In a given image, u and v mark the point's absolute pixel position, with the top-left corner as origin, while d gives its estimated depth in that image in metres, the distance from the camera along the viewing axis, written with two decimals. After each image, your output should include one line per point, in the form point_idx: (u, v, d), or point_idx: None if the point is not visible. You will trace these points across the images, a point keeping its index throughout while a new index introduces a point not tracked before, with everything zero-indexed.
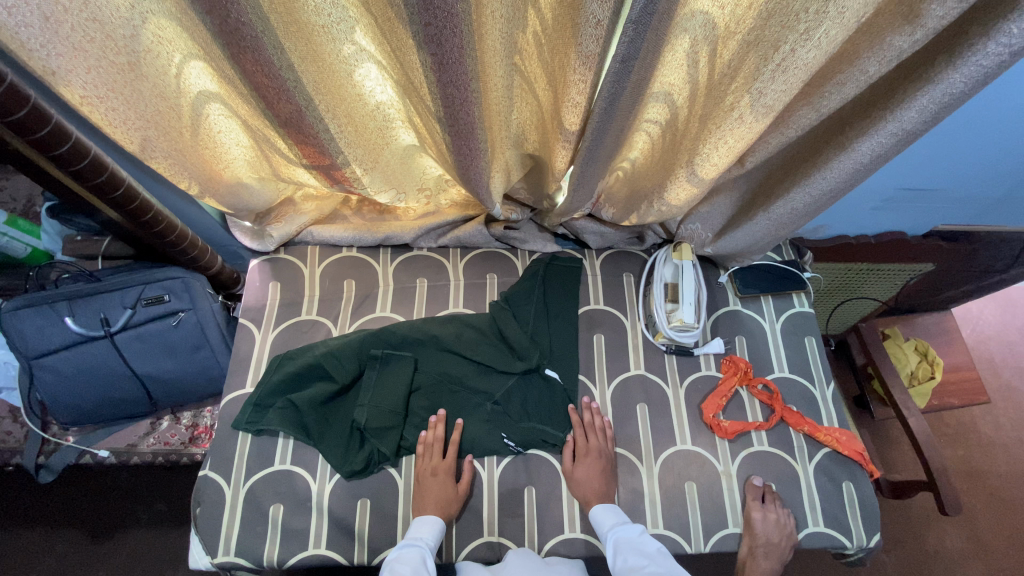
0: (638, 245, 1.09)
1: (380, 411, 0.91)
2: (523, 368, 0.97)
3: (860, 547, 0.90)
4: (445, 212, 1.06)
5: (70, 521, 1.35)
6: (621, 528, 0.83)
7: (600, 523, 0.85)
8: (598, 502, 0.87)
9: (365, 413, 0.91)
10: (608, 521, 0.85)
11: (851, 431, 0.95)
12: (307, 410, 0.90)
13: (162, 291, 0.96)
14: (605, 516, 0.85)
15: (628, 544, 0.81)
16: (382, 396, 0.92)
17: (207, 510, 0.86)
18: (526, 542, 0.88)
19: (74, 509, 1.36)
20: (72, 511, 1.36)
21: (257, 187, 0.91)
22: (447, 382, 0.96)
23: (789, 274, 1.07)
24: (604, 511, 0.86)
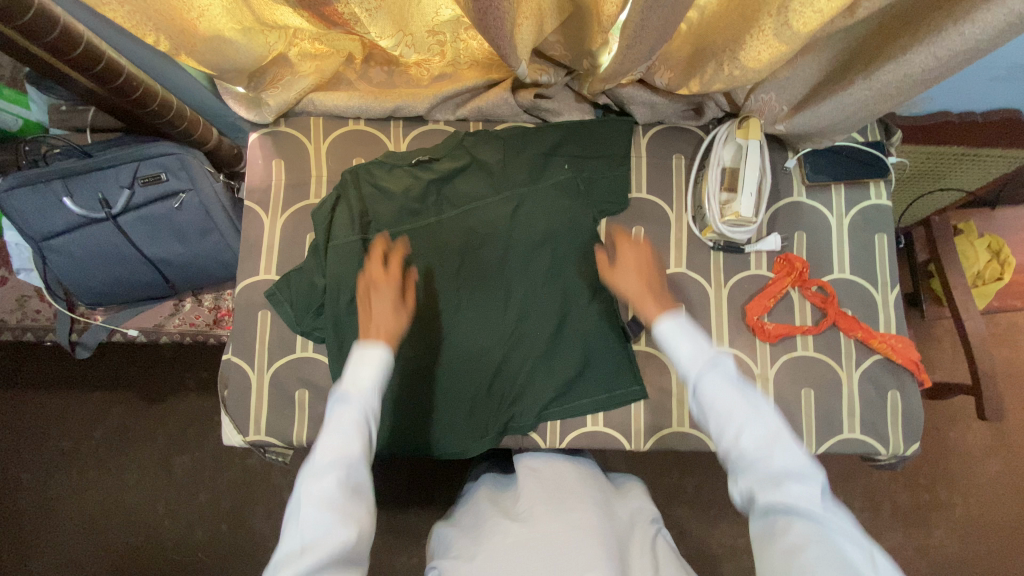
0: (694, 119, 0.92)
1: (463, 212, 0.89)
2: (571, 375, 0.86)
3: (894, 455, 0.87)
4: (463, 74, 0.92)
5: (125, 385, 1.46)
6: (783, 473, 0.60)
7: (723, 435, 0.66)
8: (671, 324, 0.74)
9: (448, 217, 0.89)
10: (690, 352, 0.71)
11: (909, 339, 0.87)
12: (370, 206, 0.88)
13: (158, 169, 0.87)
14: (687, 348, 0.71)
15: (719, 375, 0.67)
16: (439, 250, 0.88)
17: (234, 393, 0.87)
18: (548, 436, 0.88)
19: (127, 374, 1.46)
20: (125, 376, 1.46)
21: (242, 40, 0.76)
22: (546, 188, 0.89)
23: (872, 159, 0.91)
24: (682, 337, 0.72)
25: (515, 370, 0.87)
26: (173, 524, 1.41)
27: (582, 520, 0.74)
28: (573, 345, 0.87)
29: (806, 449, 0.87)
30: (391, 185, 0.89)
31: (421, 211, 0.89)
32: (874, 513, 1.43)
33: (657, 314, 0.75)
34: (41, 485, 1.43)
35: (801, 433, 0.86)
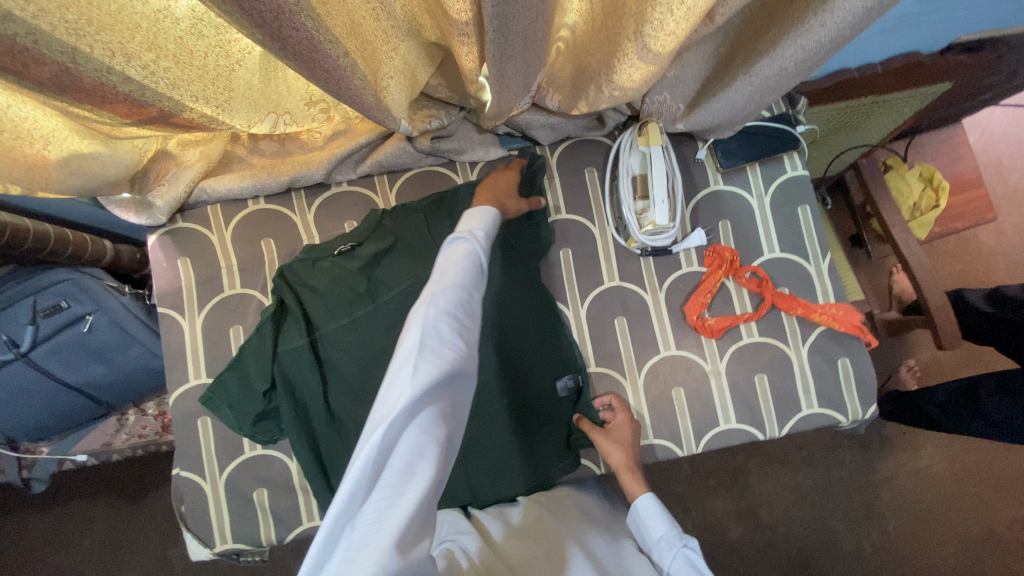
0: (599, 128, 0.90)
1: (400, 294, 0.83)
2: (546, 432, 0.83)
3: (855, 420, 0.88)
4: (357, 128, 0.86)
5: (102, 491, 1.37)
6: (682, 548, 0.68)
7: (655, 533, 0.72)
8: (648, 503, 0.74)
9: (386, 301, 0.83)
10: (663, 532, 0.71)
11: (850, 304, 0.86)
12: (308, 305, 0.84)
13: (57, 298, 0.82)
14: (662, 529, 0.71)
15: (686, 566, 0.66)
16: (385, 334, 0.82)
17: (192, 507, 0.84)
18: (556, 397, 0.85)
19: (101, 479, 1.38)
20: (101, 482, 1.37)
21: (105, 152, 0.71)
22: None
23: (780, 132, 0.90)
24: (658, 519, 0.72)
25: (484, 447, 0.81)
26: None
27: (586, 534, 0.71)
28: (537, 407, 0.83)
29: (770, 434, 0.87)
30: (320, 282, 0.84)
31: (355, 301, 0.83)
32: (862, 449, 1.46)
33: (639, 491, 0.76)
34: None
35: (762, 419, 0.86)
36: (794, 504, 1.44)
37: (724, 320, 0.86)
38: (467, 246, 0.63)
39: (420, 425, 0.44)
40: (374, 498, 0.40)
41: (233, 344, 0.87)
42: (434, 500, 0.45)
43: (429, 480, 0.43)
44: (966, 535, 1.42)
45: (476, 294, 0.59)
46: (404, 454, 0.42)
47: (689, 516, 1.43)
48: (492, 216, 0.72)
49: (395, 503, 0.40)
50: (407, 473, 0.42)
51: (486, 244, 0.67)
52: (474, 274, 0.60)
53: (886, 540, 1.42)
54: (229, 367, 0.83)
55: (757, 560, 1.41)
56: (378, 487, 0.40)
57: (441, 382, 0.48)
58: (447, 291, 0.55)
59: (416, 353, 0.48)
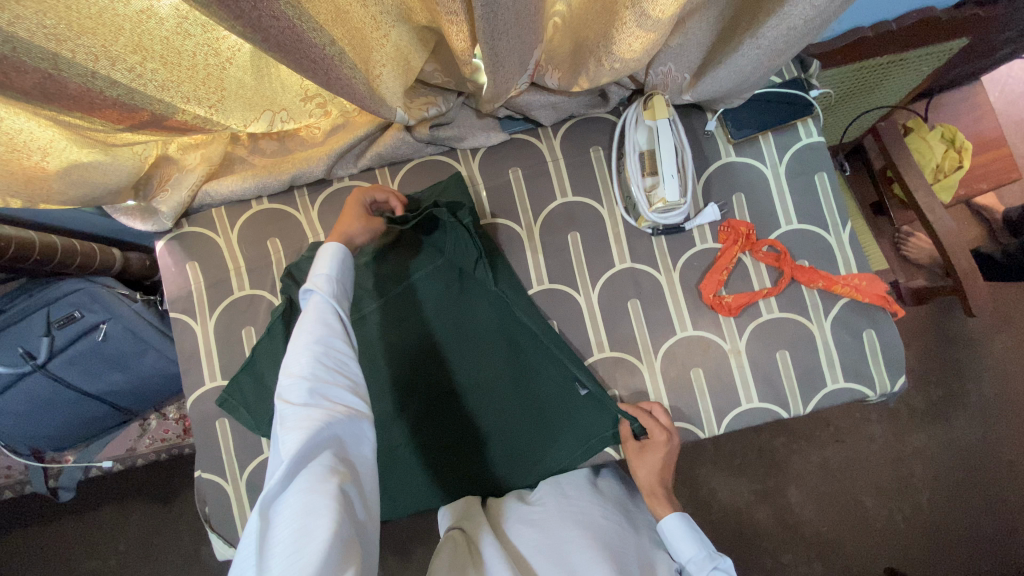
0: (603, 106, 0.87)
1: (408, 292, 0.87)
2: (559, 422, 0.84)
3: (883, 393, 0.84)
4: (356, 122, 0.85)
5: (133, 493, 1.40)
6: (714, 568, 0.68)
7: (684, 554, 0.71)
8: (676, 520, 0.73)
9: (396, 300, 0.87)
10: (694, 555, 0.70)
11: (872, 274, 0.83)
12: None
13: (70, 308, 0.83)
14: (692, 551, 0.70)
15: None
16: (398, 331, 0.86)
17: (216, 508, 0.85)
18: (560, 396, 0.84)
19: (132, 482, 1.41)
20: (132, 484, 1.41)
21: (105, 160, 0.71)
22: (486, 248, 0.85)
23: (793, 98, 0.86)
24: (686, 540, 0.71)
25: (496, 436, 0.84)
26: None
27: (609, 541, 0.68)
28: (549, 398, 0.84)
29: (795, 411, 0.84)
30: None
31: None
32: (891, 422, 1.42)
33: (665, 511, 0.74)
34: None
35: (786, 397, 0.84)
36: (822, 482, 1.41)
37: (743, 297, 0.83)
38: (317, 304, 0.66)
39: (300, 484, 0.48)
40: (274, 562, 0.43)
41: (245, 346, 0.87)
42: (354, 537, 0.47)
43: (328, 524, 0.45)
44: (1004, 507, 1.38)
45: (335, 349, 0.61)
46: (295, 515, 0.46)
47: (713, 498, 1.41)
48: (342, 254, 0.73)
49: (299, 561, 0.43)
50: (304, 528, 0.45)
51: (338, 287, 0.69)
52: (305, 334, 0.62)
53: (919, 514, 1.39)
54: (243, 368, 0.83)
55: (786, 540, 1.39)
56: (272, 559, 0.44)
57: (318, 441, 0.51)
58: (298, 357, 0.59)
59: (279, 426, 0.52)
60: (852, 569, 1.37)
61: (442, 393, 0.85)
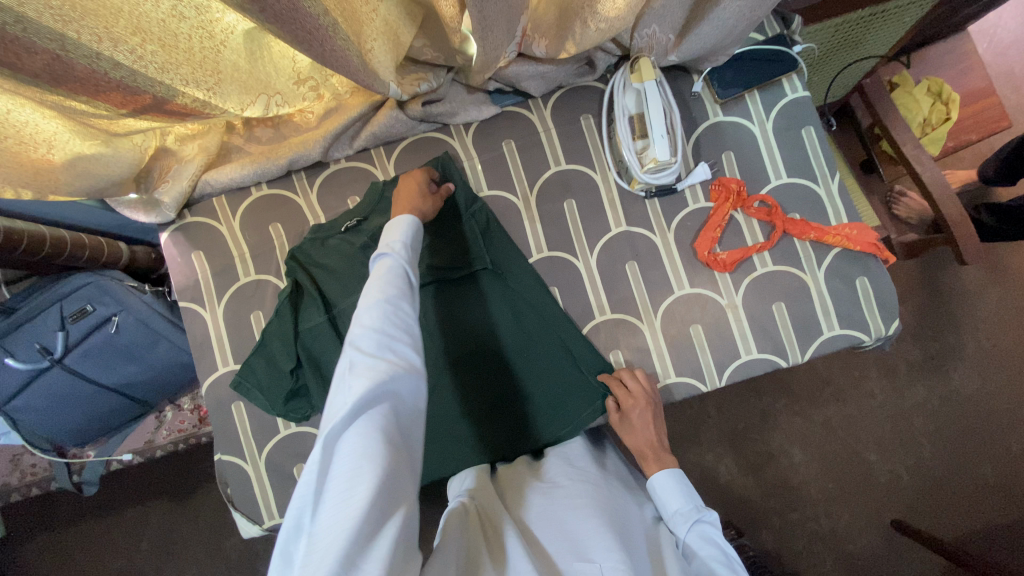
0: (590, 73, 0.89)
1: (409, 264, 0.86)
2: (562, 387, 0.85)
3: (878, 337, 0.87)
4: (349, 103, 0.86)
5: (152, 491, 1.43)
6: (700, 522, 0.71)
7: (671, 506, 0.73)
8: (666, 478, 0.75)
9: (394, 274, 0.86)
10: (681, 506, 0.72)
11: (862, 223, 0.85)
12: (322, 284, 0.85)
13: (82, 302, 0.85)
14: (680, 502, 0.72)
15: (707, 540, 0.68)
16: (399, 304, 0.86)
17: (236, 488, 0.87)
18: None
19: (150, 480, 1.43)
20: (151, 482, 1.43)
21: (109, 153, 0.73)
22: (476, 228, 0.87)
23: (776, 55, 0.88)
24: (675, 492, 0.73)
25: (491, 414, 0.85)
26: None
27: (607, 505, 0.68)
28: (550, 362, 0.85)
29: (793, 360, 0.86)
30: (331, 260, 0.86)
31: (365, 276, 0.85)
32: (890, 376, 1.45)
33: (656, 471, 0.76)
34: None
35: (783, 346, 0.86)
36: (824, 438, 1.44)
37: (737, 253, 0.86)
38: (388, 265, 0.65)
39: (357, 428, 0.49)
40: (327, 500, 0.45)
41: (255, 330, 0.89)
42: (399, 492, 0.49)
43: (377, 478, 0.46)
44: (1002, 451, 1.41)
45: (402, 309, 0.60)
46: (351, 457, 0.47)
47: (720, 460, 1.44)
48: (413, 224, 0.73)
49: (347, 509, 0.45)
50: (356, 474, 0.46)
51: (410, 254, 0.68)
52: (385, 288, 0.61)
53: (921, 464, 1.42)
54: (255, 352, 0.85)
55: (793, 496, 1.42)
56: (324, 494, 0.46)
57: (379, 392, 0.51)
58: (369, 310, 0.58)
59: (346, 371, 0.53)
60: (859, 520, 1.40)
61: (446, 363, 0.85)
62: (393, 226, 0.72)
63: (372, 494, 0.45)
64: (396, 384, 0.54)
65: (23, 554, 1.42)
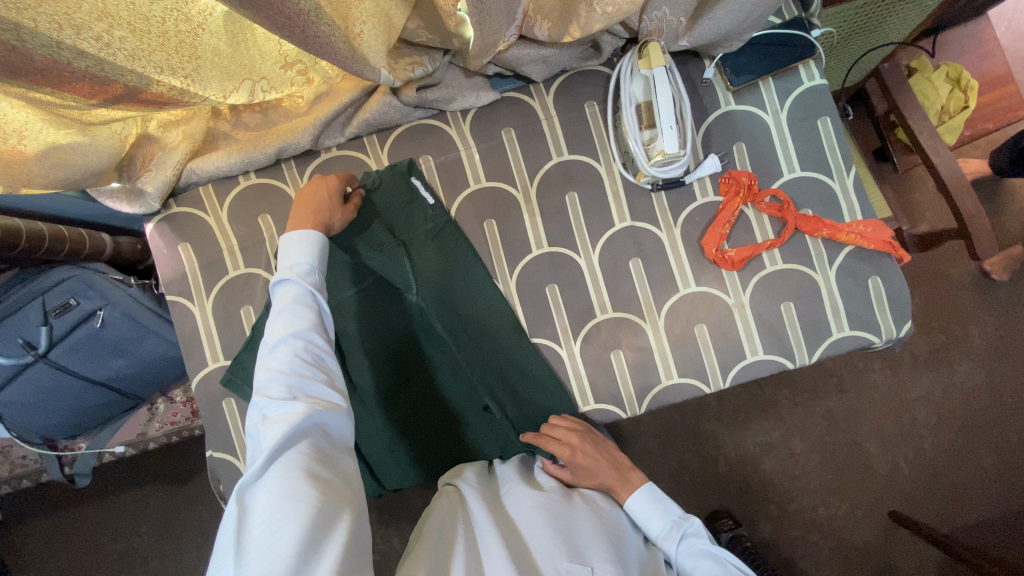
0: (596, 57, 0.84)
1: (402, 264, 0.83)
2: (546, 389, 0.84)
3: (889, 339, 0.84)
4: (339, 88, 0.82)
5: (149, 476, 1.43)
6: (685, 535, 0.69)
7: (654, 529, 0.71)
8: (641, 499, 0.72)
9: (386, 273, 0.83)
10: (663, 527, 0.70)
11: (877, 220, 0.82)
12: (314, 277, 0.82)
13: (65, 296, 0.82)
14: (661, 524, 0.70)
15: (698, 553, 0.67)
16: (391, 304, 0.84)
17: (229, 485, 0.86)
18: (569, 361, 0.85)
19: (147, 466, 1.43)
20: (148, 467, 1.43)
21: (86, 142, 0.69)
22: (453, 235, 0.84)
23: (793, 39, 0.83)
24: (654, 514, 0.71)
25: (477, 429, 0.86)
26: None
27: (598, 515, 0.69)
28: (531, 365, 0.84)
29: (800, 362, 0.84)
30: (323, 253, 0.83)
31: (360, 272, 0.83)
32: (893, 370, 1.43)
33: (628, 494, 0.73)
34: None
35: (791, 348, 0.83)
36: (825, 431, 1.43)
37: (746, 250, 0.82)
38: (294, 292, 0.65)
39: (271, 474, 0.50)
40: (251, 549, 0.46)
41: (245, 325, 0.86)
42: (334, 521, 0.49)
43: (302, 515, 0.47)
44: (1003, 445, 1.40)
45: (312, 341, 0.61)
46: (270, 503, 0.48)
47: (719, 452, 1.43)
48: (317, 238, 0.70)
49: (272, 552, 0.45)
50: (278, 516, 0.47)
51: (319, 276, 0.68)
52: (291, 322, 0.62)
53: (921, 458, 1.41)
54: (245, 347, 0.83)
55: (790, 490, 1.41)
56: (248, 550, 0.46)
57: (293, 432, 0.53)
58: (275, 352, 0.59)
59: (259, 422, 0.54)
60: (856, 513, 1.40)
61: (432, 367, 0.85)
62: (289, 238, 0.70)
63: (300, 534, 0.46)
64: (312, 420, 0.55)
65: (22, 537, 1.43)
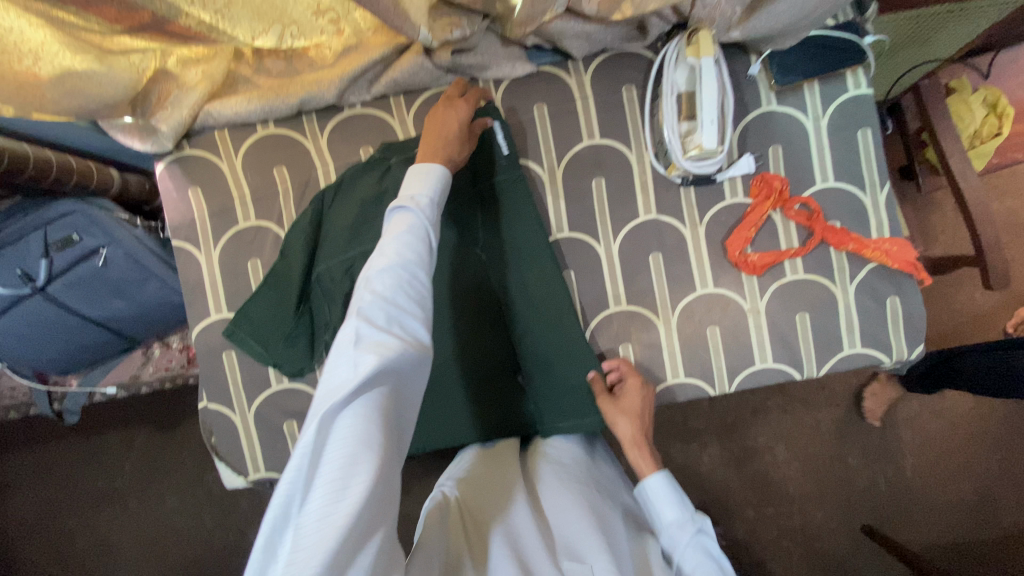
0: (639, 39, 0.81)
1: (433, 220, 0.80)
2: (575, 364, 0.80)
3: (898, 360, 0.83)
4: (370, 43, 0.77)
5: (136, 419, 1.42)
6: (697, 533, 0.66)
7: (665, 516, 0.68)
8: (660, 481, 0.70)
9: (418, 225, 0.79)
10: (675, 517, 0.68)
11: (904, 240, 0.80)
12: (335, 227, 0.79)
13: (67, 230, 0.80)
14: (673, 514, 0.68)
15: (702, 553, 0.65)
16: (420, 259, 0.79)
17: (222, 437, 0.85)
18: None
19: (135, 408, 1.42)
20: (135, 410, 1.42)
21: (103, 71, 0.65)
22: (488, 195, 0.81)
23: (847, 43, 0.79)
24: (668, 501, 0.69)
25: (485, 395, 0.82)
26: (200, 549, 1.39)
27: (597, 509, 0.67)
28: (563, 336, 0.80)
29: (808, 374, 0.83)
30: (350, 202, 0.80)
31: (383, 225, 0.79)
32: None
33: (650, 471, 0.72)
34: (72, 534, 1.41)
35: (800, 359, 0.83)
36: (811, 442, 1.44)
37: (768, 257, 0.81)
38: (408, 223, 0.57)
39: (353, 413, 0.45)
40: (318, 486, 0.42)
41: (252, 279, 0.84)
42: (388, 492, 0.46)
43: (374, 476, 0.43)
44: (983, 474, 1.42)
45: (417, 279, 0.55)
46: (348, 446, 0.43)
47: (704, 451, 1.45)
48: (440, 174, 0.64)
49: (337, 500, 0.42)
50: (352, 465, 0.43)
51: (434, 214, 0.61)
52: (407, 251, 0.55)
53: (902, 477, 1.43)
54: (251, 299, 0.81)
55: (769, 495, 1.43)
56: (316, 480, 0.42)
57: (386, 374, 0.47)
58: (383, 276, 0.52)
59: (353, 341, 0.48)
60: (832, 524, 1.42)
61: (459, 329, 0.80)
62: (416, 169, 0.63)
63: (369, 490, 0.43)
64: (401, 363, 0.49)
65: (4, 465, 1.43)
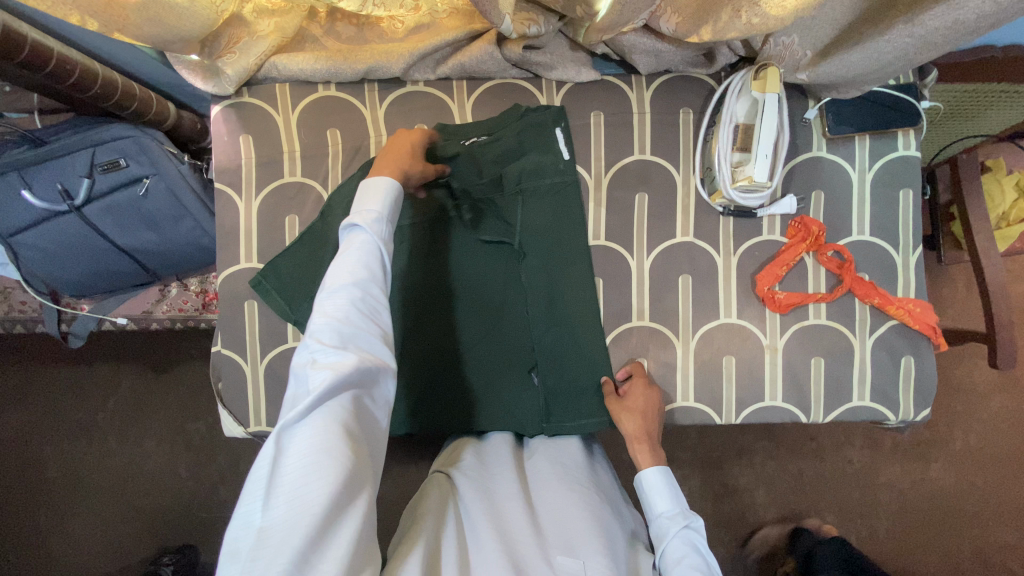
0: (704, 66, 0.82)
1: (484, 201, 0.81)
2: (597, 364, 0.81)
3: (902, 419, 0.85)
4: (444, 24, 0.80)
5: (132, 356, 1.41)
6: (685, 528, 0.69)
7: (658, 509, 0.72)
8: (657, 476, 0.73)
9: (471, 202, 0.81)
10: (668, 510, 0.71)
11: (927, 302, 0.82)
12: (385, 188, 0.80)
13: (116, 154, 0.80)
14: (666, 506, 0.71)
15: (687, 545, 0.67)
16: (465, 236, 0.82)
17: (229, 384, 0.85)
18: None
19: (133, 345, 1.41)
20: (133, 347, 1.41)
21: (186, 5, 0.66)
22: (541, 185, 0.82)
23: (901, 103, 0.82)
24: (663, 495, 0.72)
25: (499, 386, 0.82)
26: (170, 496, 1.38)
27: (593, 506, 0.68)
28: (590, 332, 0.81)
29: (813, 418, 0.84)
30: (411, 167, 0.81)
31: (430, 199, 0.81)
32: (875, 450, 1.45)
33: (647, 465, 0.74)
34: (46, 460, 1.39)
35: (809, 402, 0.84)
36: (794, 490, 1.45)
37: (795, 297, 0.82)
38: (361, 242, 0.59)
39: (309, 425, 0.48)
40: (281, 492, 0.46)
41: (287, 234, 0.85)
42: (359, 485, 0.49)
43: (335, 478, 0.46)
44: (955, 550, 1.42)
45: (371, 292, 0.57)
46: (307, 454, 0.47)
47: (687, 481, 1.45)
48: (394, 188, 0.66)
49: (300, 502, 0.45)
50: (312, 470, 0.46)
51: (389, 226, 0.62)
52: (353, 267, 0.57)
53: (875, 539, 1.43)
54: (284, 253, 0.81)
55: (745, 535, 1.44)
56: (276, 488, 0.46)
57: (341, 386, 0.50)
58: (335, 295, 0.55)
59: (307, 362, 0.51)
60: None
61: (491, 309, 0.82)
62: (369, 184, 0.64)
63: (332, 492, 0.46)
64: (360, 375, 0.52)
65: None
